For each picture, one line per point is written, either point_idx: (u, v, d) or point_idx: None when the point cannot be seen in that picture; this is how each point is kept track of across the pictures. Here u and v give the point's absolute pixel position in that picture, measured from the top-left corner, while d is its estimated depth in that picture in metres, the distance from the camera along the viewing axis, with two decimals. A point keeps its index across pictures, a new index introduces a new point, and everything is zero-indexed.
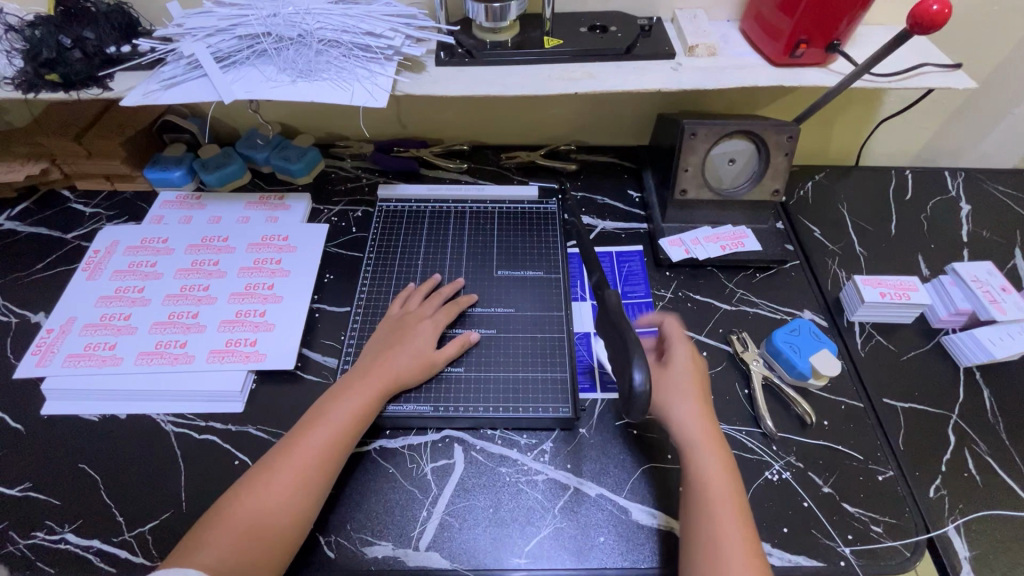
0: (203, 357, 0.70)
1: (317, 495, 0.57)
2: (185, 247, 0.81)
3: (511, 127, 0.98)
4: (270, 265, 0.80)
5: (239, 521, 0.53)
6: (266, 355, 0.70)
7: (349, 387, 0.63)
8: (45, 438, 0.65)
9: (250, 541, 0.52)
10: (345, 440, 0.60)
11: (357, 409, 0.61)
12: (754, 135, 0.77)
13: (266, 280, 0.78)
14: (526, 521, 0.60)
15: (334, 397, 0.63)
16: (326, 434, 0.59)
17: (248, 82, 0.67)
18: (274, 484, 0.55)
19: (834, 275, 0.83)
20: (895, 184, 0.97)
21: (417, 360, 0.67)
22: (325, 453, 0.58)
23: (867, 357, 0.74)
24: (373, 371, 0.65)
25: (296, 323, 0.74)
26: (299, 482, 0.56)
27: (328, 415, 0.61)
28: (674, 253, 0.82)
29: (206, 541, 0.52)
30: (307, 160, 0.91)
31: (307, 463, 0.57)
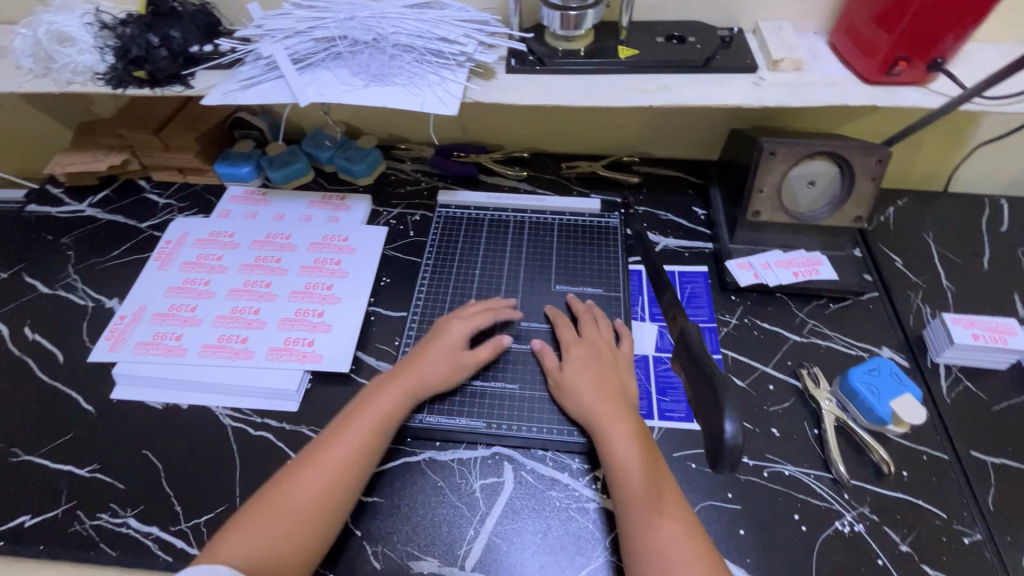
0: (262, 354, 0.71)
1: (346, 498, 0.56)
2: (248, 243, 0.83)
3: (573, 136, 0.95)
4: (330, 265, 0.80)
5: (269, 521, 0.53)
6: (323, 356, 0.71)
7: (379, 389, 0.63)
8: (114, 420, 0.68)
9: (280, 543, 0.52)
10: (373, 445, 0.59)
11: (385, 413, 0.61)
12: (839, 157, 0.72)
13: (325, 280, 0.79)
14: (575, 550, 0.58)
15: (363, 399, 0.62)
16: (355, 438, 0.59)
17: (323, 85, 0.67)
18: (303, 486, 0.55)
19: (917, 311, 0.77)
20: (989, 214, 0.89)
21: (447, 364, 0.66)
22: (354, 457, 0.58)
23: (953, 405, 0.68)
24: (404, 375, 0.64)
25: (354, 325, 0.74)
26: (330, 485, 0.56)
27: (357, 417, 0.60)
28: (742, 277, 0.78)
29: (237, 541, 0.52)
30: (369, 161, 0.92)
31: (338, 467, 0.57)
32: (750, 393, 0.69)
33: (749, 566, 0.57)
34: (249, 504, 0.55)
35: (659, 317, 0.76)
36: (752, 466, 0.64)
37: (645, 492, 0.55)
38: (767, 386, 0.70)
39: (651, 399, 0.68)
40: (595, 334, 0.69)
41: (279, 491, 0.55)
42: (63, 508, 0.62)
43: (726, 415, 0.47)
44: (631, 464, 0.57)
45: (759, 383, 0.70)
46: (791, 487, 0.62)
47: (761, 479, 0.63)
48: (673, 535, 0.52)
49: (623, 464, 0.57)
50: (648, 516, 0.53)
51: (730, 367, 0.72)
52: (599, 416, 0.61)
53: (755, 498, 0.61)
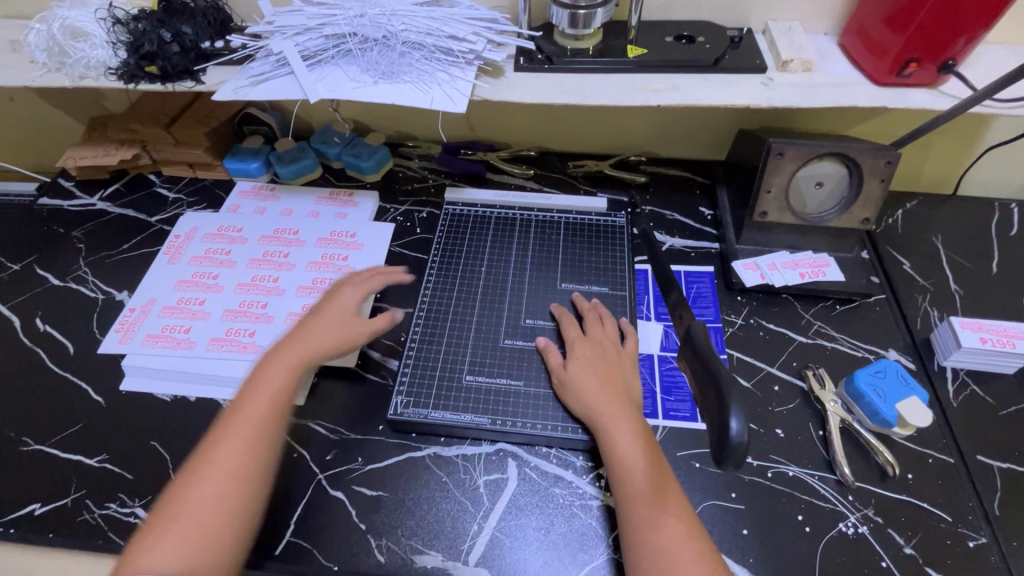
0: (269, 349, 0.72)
1: (256, 483, 0.56)
2: (256, 238, 0.84)
3: (581, 135, 0.96)
4: (337, 261, 0.81)
5: (187, 520, 0.53)
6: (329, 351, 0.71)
7: (267, 367, 0.63)
8: (123, 411, 0.69)
9: (198, 541, 0.52)
10: (272, 425, 0.59)
11: (276, 393, 0.61)
12: (847, 158, 0.72)
13: (333, 275, 0.79)
14: (578, 547, 0.58)
15: (252, 381, 0.62)
16: (249, 421, 0.58)
17: (332, 81, 0.68)
18: (209, 478, 0.55)
19: (924, 314, 0.77)
20: (998, 217, 0.88)
21: (336, 333, 0.66)
22: (252, 441, 0.58)
23: (959, 409, 0.68)
24: (285, 354, 0.64)
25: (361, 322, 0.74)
26: (235, 473, 0.56)
27: (249, 400, 0.60)
28: (748, 278, 0.78)
29: (157, 547, 0.52)
30: (377, 158, 0.92)
31: (240, 453, 0.57)
32: (755, 394, 0.69)
33: (752, 566, 0.57)
34: (157, 511, 0.55)
35: (664, 316, 0.76)
36: (756, 467, 0.64)
37: (648, 491, 0.55)
38: (772, 387, 0.70)
39: (656, 398, 0.69)
40: (600, 332, 0.70)
41: (187, 490, 0.55)
42: (72, 497, 0.63)
43: (733, 414, 0.49)
44: (634, 462, 0.57)
45: (764, 383, 0.70)
46: (794, 487, 0.62)
47: (765, 480, 0.63)
48: (674, 534, 0.52)
49: (625, 462, 0.57)
50: (651, 514, 0.54)
51: (735, 367, 0.72)
52: (602, 414, 0.61)
53: (758, 498, 0.61)
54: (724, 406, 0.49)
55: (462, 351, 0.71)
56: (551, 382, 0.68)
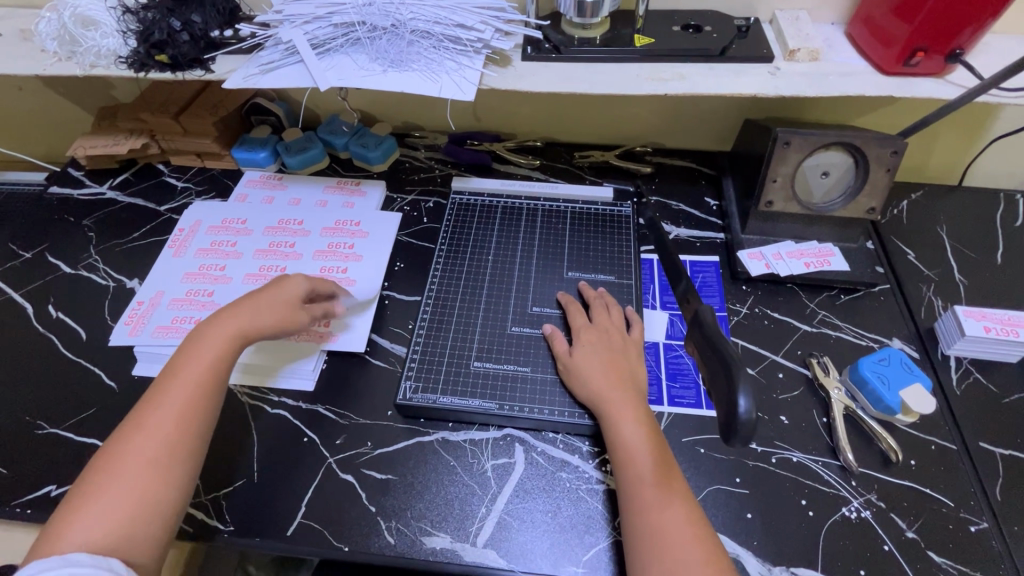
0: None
1: (184, 456, 0.55)
2: (260, 230, 0.84)
3: (587, 126, 0.96)
4: (344, 250, 0.82)
5: (113, 493, 0.51)
6: (339, 336, 0.73)
7: (201, 339, 0.61)
8: (135, 396, 0.70)
9: (130, 509, 0.50)
10: (205, 396, 0.58)
11: (209, 363, 0.59)
12: (853, 147, 0.72)
13: (339, 263, 0.80)
14: (584, 529, 0.59)
15: (186, 351, 0.60)
16: (182, 392, 0.57)
17: (340, 70, 0.68)
18: (134, 451, 0.53)
19: (928, 303, 0.77)
20: (1004, 208, 0.89)
21: (278, 315, 0.65)
22: (185, 410, 0.56)
23: (963, 396, 0.68)
24: (224, 323, 0.63)
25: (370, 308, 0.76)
26: (163, 445, 0.54)
27: (181, 373, 0.58)
28: (754, 267, 0.78)
29: (72, 524, 0.49)
30: (384, 148, 0.93)
31: (174, 422, 0.55)
32: (760, 381, 0.70)
33: (756, 549, 0.58)
34: (81, 483, 0.52)
35: (670, 305, 0.76)
36: (760, 453, 0.64)
37: (653, 479, 0.55)
38: (776, 375, 0.71)
39: (661, 384, 0.69)
40: (607, 320, 0.70)
41: (109, 463, 0.53)
42: None
43: (742, 390, 0.49)
44: (639, 450, 0.58)
45: (769, 371, 0.71)
46: (798, 473, 0.63)
47: (768, 465, 0.63)
48: (676, 522, 0.53)
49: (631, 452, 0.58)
50: (651, 503, 0.54)
51: (740, 355, 0.72)
52: (607, 402, 0.62)
53: (763, 483, 0.62)
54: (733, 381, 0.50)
55: (470, 337, 0.72)
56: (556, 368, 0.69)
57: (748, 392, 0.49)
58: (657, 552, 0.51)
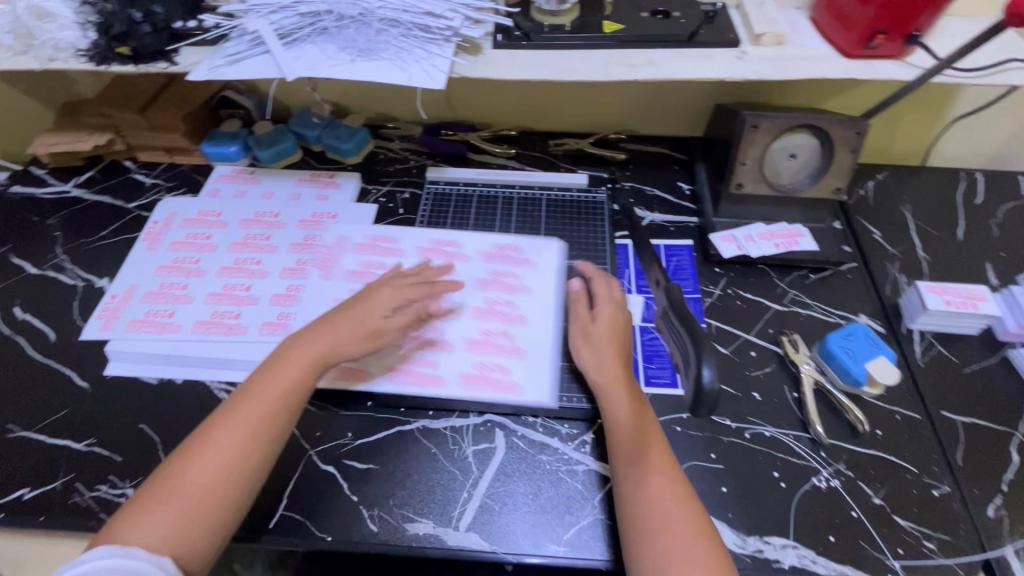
0: (456, 381, 0.67)
1: (248, 478, 0.54)
2: (353, 241, 0.80)
3: (561, 114, 0.96)
4: (507, 279, 0.76)
5: (178, 499, 0.51)
6: (519, 387, 0.67)
7: (285, 355, 0.61)
8: (109, 396, 0.69)
9: (190, 517, 0.50)
10: (280, 415, 0.57)
11: (289, 383, 0.59)
12: (818, 130, 0.73)
13: (503, 296, 0.74)
14: (565, 509, 0.61)
15: (272, 365, 0.60)
16: (255, 411, 0.56)
17: (309, 59, 0.67)
18: (200, 464, 0.53)
19: (893, 280, 0.80)
20: (964, 187, 0.92)
21: (357, 336, 0.64)
22: (259, 427, 0.56)
23: (926, 368, 0.71)
24: (311, 340, 0.62)
25: (522, 351, 0.69)
26: (231, 462, 0.53)
27: (263, 387, 0.58)
28: (726, 250, 0.80)
29: (139, 525, 0.49)
30: (358, 140, 0.92)
31: (245, 436, 0.55)
32: (733, 359, 0.72)
33: (731, 521, 0.60)
34: (153, 482, 0.52)
35: (644, 288, 0.78)
36: (734, 428, 0.66)
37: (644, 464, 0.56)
38: (749, 353, 0.73)
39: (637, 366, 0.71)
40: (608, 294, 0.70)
41: (178, 468, 0.53)
42: (62, 481, 0.63)
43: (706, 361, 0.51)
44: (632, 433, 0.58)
45: (741, 350, 0.73)
46: (771, 447, 0.65)
47: (742, 441, 0.65)
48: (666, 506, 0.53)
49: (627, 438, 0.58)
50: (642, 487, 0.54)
51: (713, 335, 0.74)
52: (606, 383, 0.62)
53: (737, 457, 0.64)
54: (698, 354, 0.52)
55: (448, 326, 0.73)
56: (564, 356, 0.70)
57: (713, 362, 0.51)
58: (647, 535, 0.52)
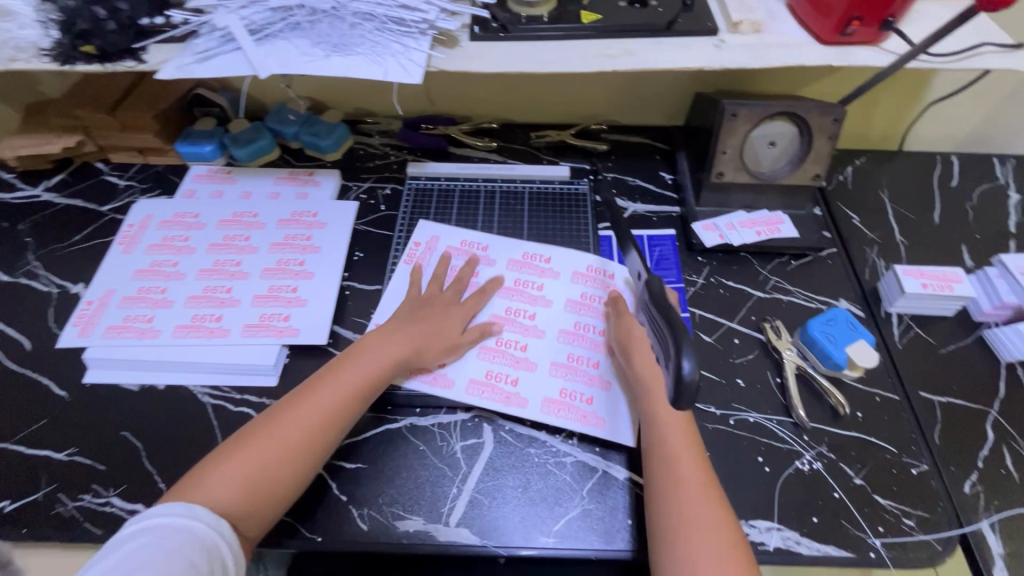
0: (537, 404, 0.66)
1: (313, 461, 0.57)
2: (443, 243, 0.80)
3: (541, 105, 0.96)
4: (596, 303, 0.74)
5: (246, 465, 0.54)
6: (606, 420, 0.65)
7: (368, 349, 0.64)
8: (90, 404, 0.68)
9: (252, 485, 0.53)
10: (355, 403, 0.60)
11: (368, 374, 0.62)
12: (797, 117, 0.74)
13: (597, 322, 0.73)
14: (554, 501, 0.61)
15: (353, 354, 0.64)
16: (332, 399, 0.59)
17: (281, 57, 0.65)
18: (274, 441, 0.56)
19: (872, 264, 0.81)
20: (940, 171, 0.93)
21: (434, 337, 0.67)
22: (334, 412, 0.59)
23: (904, 350, 0.72)
24: (399, 337, 0.66)
25: (611, 384, 0.68)
26: (303, 442, 0.56)
27: (342, 372, 0.62)
28: (708, 239, 0.80)
29: (208, 482, 0.52)
30: (337, 136, 0.91)
31: (319, 416, 0.58)
32: (717, 347, 0.73)
33: None
34: (228, 444, 0.56)
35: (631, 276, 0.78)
36: (719, 415, 0.67)
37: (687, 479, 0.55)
38: (732, 341, 0.73)
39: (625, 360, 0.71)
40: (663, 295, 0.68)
41: (252, 438, 0.56)
42: (43, 492, 0.62)
43: (684, 350, 0.46)
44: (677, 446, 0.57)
45: (725, 337, 0.74)
46: (755, 432, 0.66)
47: (727, 427, 0.66)
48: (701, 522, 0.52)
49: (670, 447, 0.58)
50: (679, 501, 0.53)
51: (697, 324, 0.75)
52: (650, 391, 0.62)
53: (723, 444, 0.65)
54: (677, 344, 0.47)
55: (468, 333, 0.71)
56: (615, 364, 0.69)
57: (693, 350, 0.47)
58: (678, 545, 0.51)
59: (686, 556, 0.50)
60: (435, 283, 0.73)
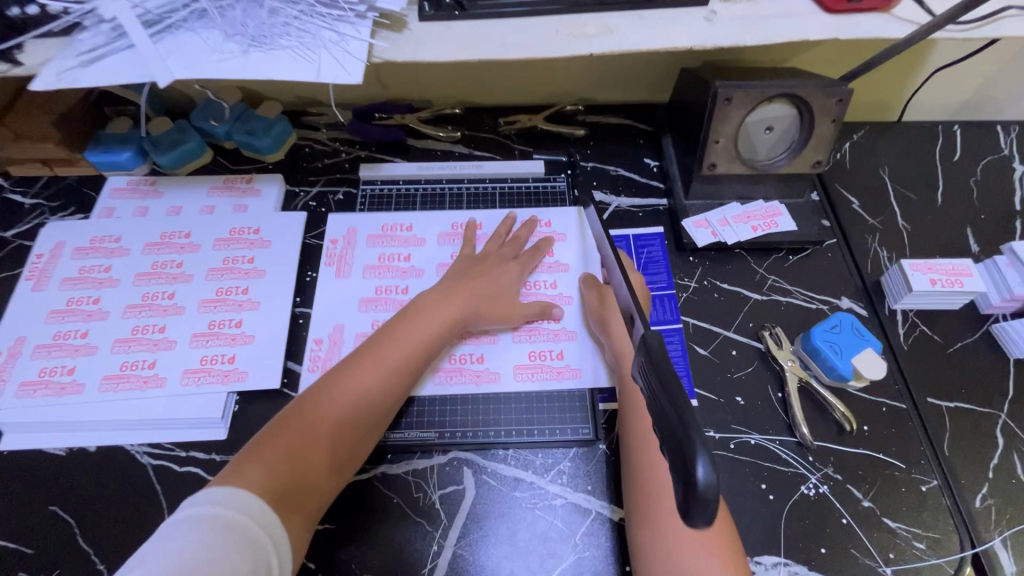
0: (509, 373, 0.65)
1: (379, 421, 0.57)
2: (363, 233, 0.74)
3: (508, 86, 0.84)
4: (544, 259, 0.73)
5: (314, 428, 0.53)
6: (580, 369, 0.65)
7: (417, 315, 0.62)
8: (8, 477, 0.59)
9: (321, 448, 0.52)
10: (417, 365, 0.60)
11: (429, 337, 0.61)
12: (797, 99, 0.65)
13: (545, 276, 0.72)
14: (544, 551, 0.56)
15: (407, 318, 0.62)
16: (392, 362, 0.58)
17: (187, 56, 0.53)
18: (338, 400, 0.55)
19: (874, 255, 0.75)
20: (942, 143, 0.86)
21: (486, 299, 0.66)
22: (399, 375, 0.58)
23: (910, 351, 0.68)
24: (455, 296, 0.64)
25: (576, 333, 0.68)
26: (370, 403, 0.56)
27: (401, 334, 0.61)
28: (699, 237, 0.73)
29: (279, 446, 0.51)
30: (275, 134, 0.79)
31: (383, 380, 0.57)
32: (713, 361, 0.67)
33: None
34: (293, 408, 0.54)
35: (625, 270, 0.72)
36: (719, 440, 0.62)
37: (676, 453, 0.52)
38: (729, 352, 0.67)
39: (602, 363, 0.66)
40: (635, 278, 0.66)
41: (320, 401, 0.55)
42: None
43: (696, 449, 0.30)
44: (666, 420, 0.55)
45: (722, 349, 0.68)
46: (756, 455, 0.61)
47: (728, 452, 0.61)
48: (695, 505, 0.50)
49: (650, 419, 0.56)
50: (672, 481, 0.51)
51: (691, 336, 0.68)
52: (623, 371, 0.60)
53: (725, 472, 0.60)
54: (682, 435, 0.31)
55: None
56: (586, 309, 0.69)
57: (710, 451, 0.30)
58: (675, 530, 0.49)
59: (676, 539, 0.49)
60: (496, 238, 0.72)
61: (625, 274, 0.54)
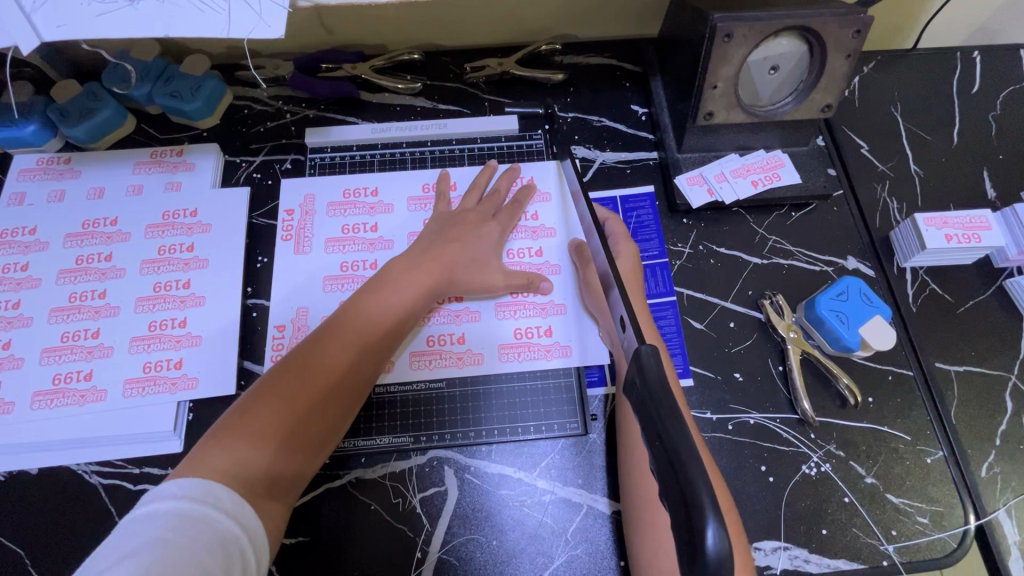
0: (493, 355, 0.60)
1: (356, 394, 0.51)
2: (322, 201, 0.66)
3: (472, 23, 0.73)
4: (526, 222, 0.66)
5: (289, 403, 0.47)
6: (570, 347, 0.60)
7: (395, 279, 0.56)
8: None
9: (297, 425, 0.47)
10: (395, 332, 0.54)
11: (407, 301, 0.55)
12: (807, 33, 0.56)
13: (530, 242, 0.65)
14: (535, 550, 0.53)
15: (384, 280, 0.56)
16: (369, 330, 0.53)
17: (58, 8, 0.42)
18: (313, 373, 0.49)
19: (882, 206, 0.69)
20: (961, 72, 0.77)
21: (465, 268, 0.59)
22: (377, 342, 0.53)
23: (919, 312, 0.63)
24: (434, 258, 0.58)
25: (566, 307, 0.62)
26: (347, 374, 0.50)
27: (377, 298, 0.54)
28: (695, 196, 0.66)
29: (250, 425, 0.45)
30: (206, 95, 0.68)
31: (359, 348, 0.52)
32: (710, 335, 0.62)
33: None
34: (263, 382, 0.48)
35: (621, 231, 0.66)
36: (716, 421, 0.58)
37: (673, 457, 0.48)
38: (727, 325, 0.62)
39: (592, 337, 0.60)
40: (623, 243, 0.60)
41: (292, 373, 0.48)
42: None
43: (704, 512, 0.29)
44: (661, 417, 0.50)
45: (719, 321, 0.62)
46: (756, 436, 0.57)
47: (726, 434, 0.57)
48: None
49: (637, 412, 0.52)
50: None
51: (685, 309, 0.63)
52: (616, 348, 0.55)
53: (722, 456, 0.57)
54: (691, 500, 0.30)
55: None
56: (578, 279, 0.63)
57: (719, 512, 0.29)
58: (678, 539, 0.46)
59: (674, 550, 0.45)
60: (473, 194, 0.65)
61: (603, 239, 0.48)
